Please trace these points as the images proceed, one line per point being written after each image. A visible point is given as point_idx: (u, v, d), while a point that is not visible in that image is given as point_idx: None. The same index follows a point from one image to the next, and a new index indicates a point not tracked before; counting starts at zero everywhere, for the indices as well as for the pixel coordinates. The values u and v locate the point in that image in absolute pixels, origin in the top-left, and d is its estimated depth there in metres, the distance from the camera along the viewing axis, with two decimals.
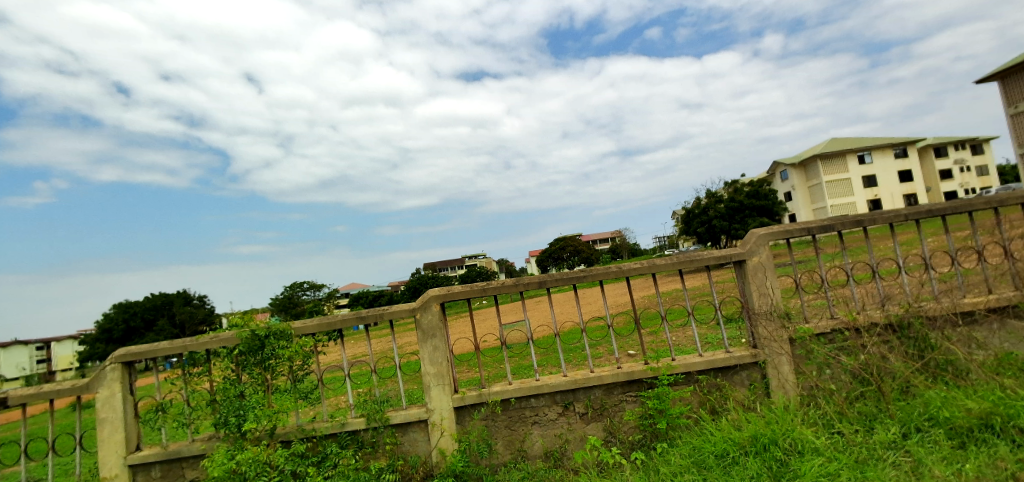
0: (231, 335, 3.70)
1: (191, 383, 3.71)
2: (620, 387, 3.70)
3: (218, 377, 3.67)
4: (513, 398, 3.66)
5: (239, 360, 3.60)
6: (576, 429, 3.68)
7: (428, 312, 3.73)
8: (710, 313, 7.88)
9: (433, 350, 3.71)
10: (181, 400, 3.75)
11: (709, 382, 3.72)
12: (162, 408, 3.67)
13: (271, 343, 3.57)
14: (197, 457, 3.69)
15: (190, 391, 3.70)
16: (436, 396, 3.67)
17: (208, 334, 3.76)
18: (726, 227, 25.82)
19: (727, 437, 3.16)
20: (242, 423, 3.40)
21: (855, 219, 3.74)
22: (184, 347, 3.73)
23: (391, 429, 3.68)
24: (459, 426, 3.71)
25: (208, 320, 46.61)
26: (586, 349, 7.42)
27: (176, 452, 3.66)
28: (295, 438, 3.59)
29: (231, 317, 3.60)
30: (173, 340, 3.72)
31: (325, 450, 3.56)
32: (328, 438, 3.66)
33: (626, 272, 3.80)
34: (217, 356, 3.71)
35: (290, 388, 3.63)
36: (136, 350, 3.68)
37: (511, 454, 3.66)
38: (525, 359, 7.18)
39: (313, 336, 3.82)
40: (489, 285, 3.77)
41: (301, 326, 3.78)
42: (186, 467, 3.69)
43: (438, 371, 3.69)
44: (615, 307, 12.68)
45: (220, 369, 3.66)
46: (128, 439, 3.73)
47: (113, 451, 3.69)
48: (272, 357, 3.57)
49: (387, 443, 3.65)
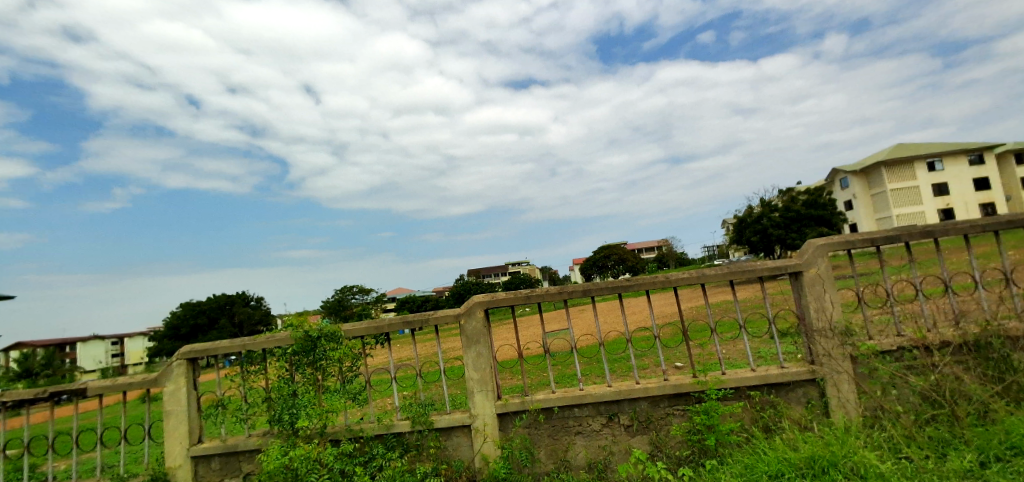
0: (285, 335, 3.87)
1: (249, 380, 3.91)
2: (667, 400, 3.61)
3: (274, 376, 3.84)
4: (556, 407, 3.63)
5: (292, 360, 3.76)
6: (621, 441, 3.61)
7: (472, 319, 3.77)
8: (762, 327, 7.60)
9: (476, 356, 3.74)
10: (239, 397, 3.95)
11: (762, 398, 3.57)
12: (222, 404, 3.89)
13: (322, 345, 3.72)
14: (253, 452, 3.85)
15: (247, 388, 3.89)
16: (480, 402, 3.70)
17: (265, 334, 3.96)
18: (781, 237, 24.66)
19: (782, 457, 3.02)
20: (295, 420, 3.55)
21: (924, 230, 3.50)
22: (242, 346, 3.91)
23: (434, 433, 3.72)
24: (502, 433, 3.71)
25: (265, 320, 48.87)
26: (631, 359, 7.30)
27: (234, 445, 3.85)
28: (345, 438, 3.71)
29: (288, 317, 3.80)
30: (233, 339, 3.91)
31: (372, 451, 3.65)
32: (375, 439, 3.75)
33: (673, 282, 3.70)
34: (273, 355, 3.90)
35: (340, 388, 3.76)
36: (200, 347, 3.92)
37: (554, 464, 3.62)
38: (569, 368, 7.13)
39: (361, 338, 3.95)
40: (533, 292, 3.71)
41: (350, 328, 3.92)
42: (243, 461, 3.87)
43: (481, 377, 3.71)
44: (662, 318, 12.39)
45: (275, 368, 3.83)
46: (190, 432, 3.94)
47: (178, 442, 3.92)
48: (323, 358, 3.73)
49: (431, 446, 3.70)
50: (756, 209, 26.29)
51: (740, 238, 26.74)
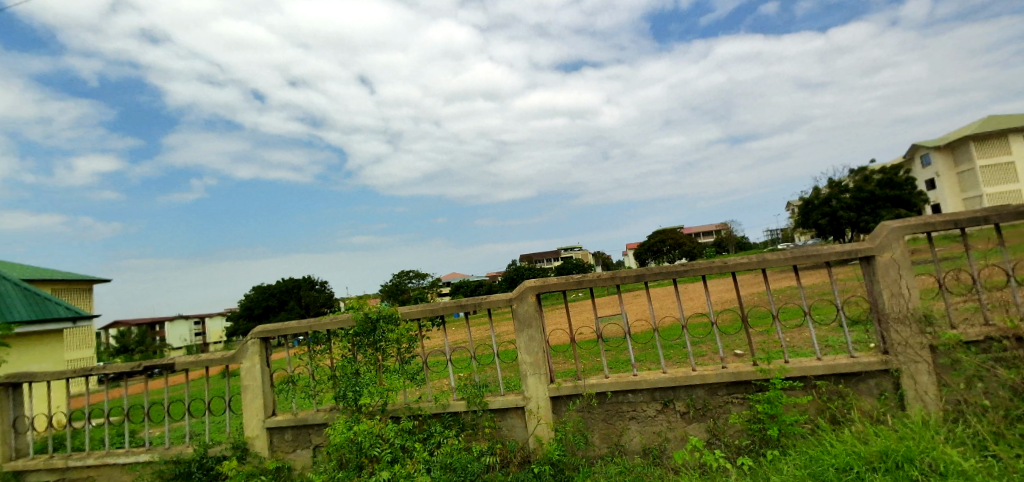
0: (347, 317, 4.08)
1: (316, 358, 4.15)
2: (726, 387, 3.51)
3: (338, 356, 4.06)
4: (610, 391, 3.62)
5: (354, 341, 3.95)
6: (677, 428, 3.56)
7: (524, 303, 3.80)
8: (830, 314, 7.21)
9: (529, 340, 3.78)
10: (307, 374, 4.19)
11: (829, 388, 3.41)
12: (293, 380, 4.16)
13: (381, 326, 3.88)
14: (321, 425, 4.11)
15: (315, 366, 4.13)
16: (533, 385, 3.75)
17: (330, 315, 4.20)
18: (853, 220, 23.12)
19: (850, 450, 2.88)
20: (358, 397, 3.75)
21: (1017, 211, 3.19)
22: (309, 327, 4.18)
23: (489, 414, 3.82)
24: (556, 415, 3.75)
25: (329, 304, 51.36)
26: (687, 346, 7.14)
27: (304, 419, 4.11)
28: (404, 415, 3.87)
29: (349, 299, 3.99)
30: (301, 320, 4.18)
31: (430, 429, 3.80)
32: (432, 418, 3.90)
33: (731, 267, 3.58)
34: (336, 336, 4.12)
35: (399, 368, 3.93)
36: (271, 327, 4.19)
37: (608, 448, 3.63)
38: (623, 353, 7.07)
39: (418, 320, 4.09)
40: (585, 277, 3.70)
41: (407, 311, 4.06)
42: (313, 433, 4.13)
43: (534, 360, 3.76)
44: (721, 304, 12.00)
45: (339, 348, 4.04)
46: (265, 406, 4.24)
47: (254, 414, 4.23)
48: (382, 339, 3.90)
49: (486, 426, 3.80)
50: (824, 190, 24.78)
51: (806, 221, 25.32)
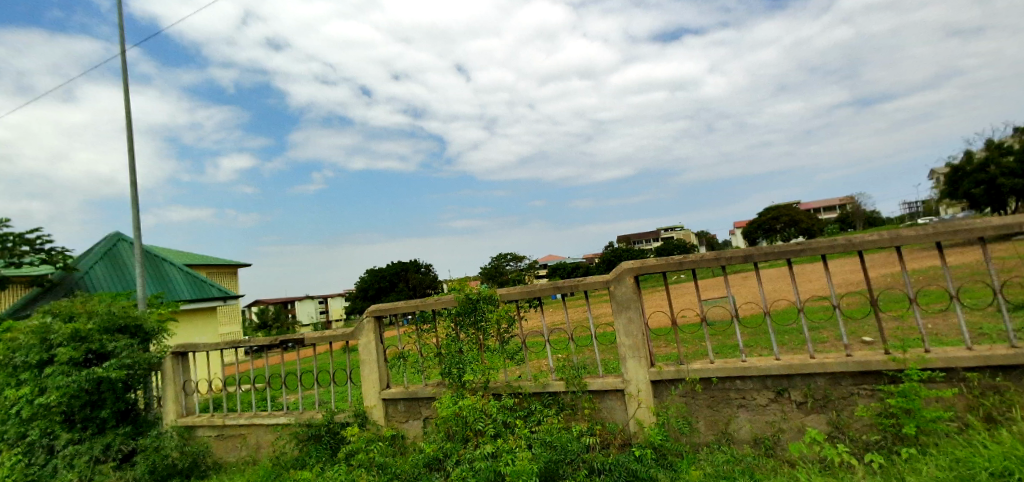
0: (449, 298, 4.27)
1: (423, 336, 4.44)
2: (851, 377, 3.19)
3: (443, 334, 4.30)
4: (715, 377, 3.46)
5: (457, 321, 4.16)
6: (792, 419, 3.31)
7: (622, 285, 3.73)
8: (986, 298, 6.22)
9: (627, 322, 3.72)
10: (416, 351, 4.53)
11: (983, 383, 2.95)
12: (404, 356, 4.49)
13: (482, 307, 4.05)
14: (430, 399, 4.39)
15: (422, 344, 4.42)
16: (632, 368, 3.69)
17: (434, 296, 4.39)
18: (1018, 187, 19.60)
19: (1010, 454, 2.49)
20: (463, 374, 3.96)
21: None
22: (416, 307, 4.41)
23: (589, 395, 3.83)
24: (657, 400, 3.67)
25: (433, 285, 54.27)
26: (805, 332, 6.58)
27: (415, 392, 4.42)
28: (505, 393, 4.01)
29: (451, 281, 4.21)
30: (408, 300, 4.43)
31: (530, 407, 3.90)
32: (533, 396, 4.00)
33: (857, 246, 3.22)
34: (441, 315, 4.35)
35: (499, 347, 4.08)
36: (384, 306, 4.54)
37: (714, 435, 3.49)
38: (731, 339, 6.68)
39: (516, 302, 4.17)
40: (687, 258, 3.54)
41: (506, 292, 4.15)
42: (423, 406, 4.43)
43: (633, 343, 3.69)
44: (846, 286, 10.85)
45: (443, 327, 4.29)
46: (380, 379, 4.61)
47: (372, 386, 4.63)
48: (483, 319, 4.06)
49: (585, 407, 3.82)
50: (980, 154, 21.22)
51: (955, 191, 21.91)
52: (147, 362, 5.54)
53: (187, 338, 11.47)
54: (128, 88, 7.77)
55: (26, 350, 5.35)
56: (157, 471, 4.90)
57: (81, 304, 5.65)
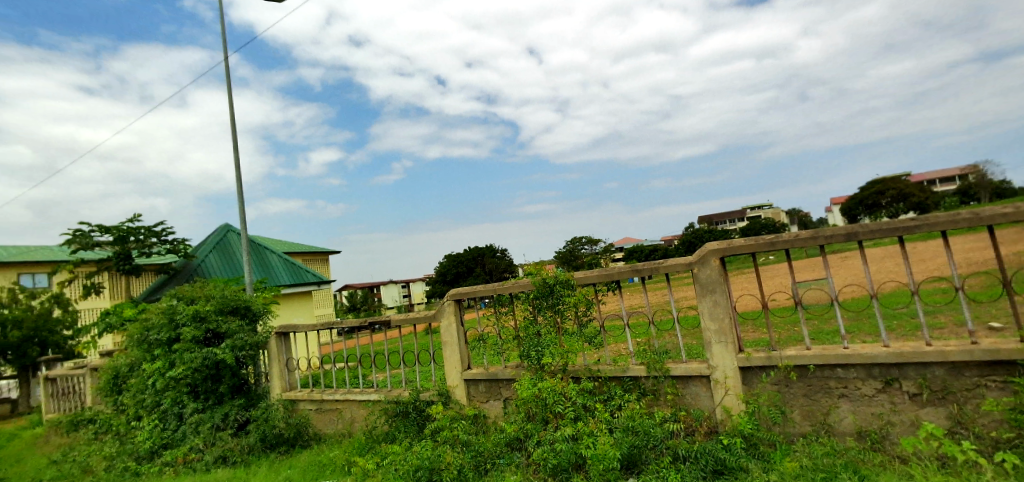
0: (526, 282, 4.30)
1: (501, 319, 4.53)
2: (976, 367, 2.84)
3: (520, 317, 4.36)
4: (812, 365, 3.22)
5: (535, 304, 4.20)
6: (904, 411, 3.01)
7: (706, 267, 3.57)
8: None
9: (712, 305, 3.55)
10: (495, 333, 4.63)
11: None
12: (484, 339, 4.61)
13: (559, 291, 4.06)
14: (509, 380, 4.47)
15: (501, 327, 4.52)
16: (718, 354, 3.52)
17: (511, 280, 4.44)
18: None
19: None
20: (541, 356, 3.99)
21: None
22: (494, 290, 4.50)
23: (671, 380, 3.72)
24: (747, 387, 3.48)
25: (510, 270, 55.06)
26: (918, 316, 5.94)
27: (495, 374, 4.52)
28: (584, 376, 3.98)
29: (528, 266, 4.28)
30: (487, 284, 4.52)
31: (610, 391, 3.86)
32: (612, 381, 3.95)
33: (986, 220, 2.84)
34: (518, 299, 4.39)
35: (577, 331, 4.07)
36: (463, 290, 4.66)
37: (811, 426, 3.26)
38: (829, 324, 6.18)
39: (593, 285, 4.11)
40: (779, 238, 3.31)
41: (583, 276, 4.10)
42: (503, 387, 4.53)
43: (719, 327, 3.52)
44: None
45: (521, 310, 4.34)
46: (461, 360, 4.76)
47: (454, 367, 4.79)
48: (560, 302, 4.08)
49: (668, 392, 3.71)
50: None
51: None
52: (255, 343, 6.10)
53: (288, 320, 12.51)
54: (230, 92, 8.50)
55: (158, 329, 6.09)
56: (267, 440, 5.45)
57: (200, 289, 6.33)
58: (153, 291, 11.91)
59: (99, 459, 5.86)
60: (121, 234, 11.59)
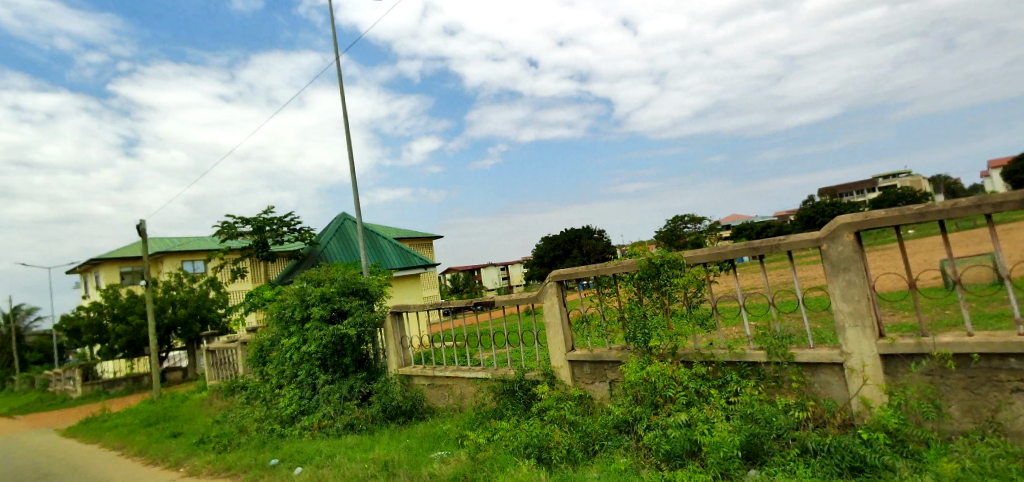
0: (630, 262, 4.17)
1: (605, 300, 4.48)
2: None
3: (625, 298, 4.27)
4: (977, 354, 2.75)
5: (640, 285, 4.07)
6: None
7: (838, 244, 3.21)
8: None
9: (846, 285, 3.20)
10: (598, 314, 4.58)
11: None
12: (587, 319, 4.59)
13: (666, 271, 3.88)
14: (615, 362, 4.40)
15: (605, 308, 4.47)
16: (853, 339, 3.17)
17: (614, 261, 4.32)
18: None
19: None
20: (649, 339, 3.86)
21: None
22: (596, 272, 4.41)
23: (797, 367, 3.42)
24: (890, 377, 3.10)
25: (608, 251, 54.11)
26: None
27: (599, 355, 4.47)
28: (696, 361, 3.81)
29: (632, 246, 4.20)
30: (588, 265, 4.44)
31: (725, 376, 3.65)
32: (728, 366, 3.72)
33: None
34: (622, 279, 4.27)
35: (687, 313, 3.89)
36: (565, 271, 4.65)
37: (975, 424, 2.83)
38: (994, 306, 5.30)
39: (704, 265, 3.88)
40: (930, 208, 2.84)
41: (692, 256, 3.89)
42: (608, 369, 4.47)
43: (854, 310, 3.16)
44: None
45: (625, 291, 4.25)
46: (565, 340, 4.77)
47: (558, 347, 4.82)
48: (667, 283, 3.90)
49: (793, 380, 3.42)
50: None
51: None
52: (373, 321, 6.60)
53: (400, 301, 13.40)
54: None
55: (292, 308, 6.81)
56: (387, 411, 5.92)
57: (325, 272, 6.95)
58: (287, 275, 13.37)
59: (251, 421, 6.75)
60: (258, 224, 13.07)
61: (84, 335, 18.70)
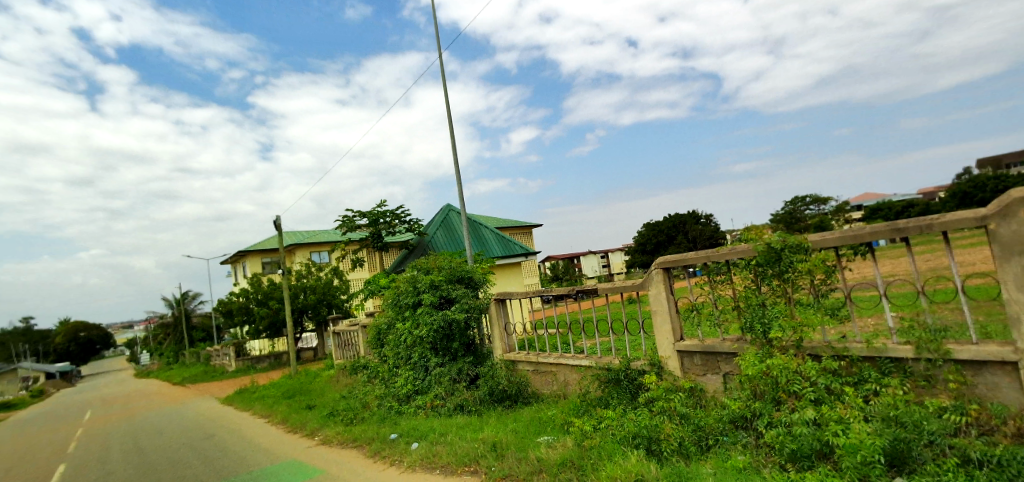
0: (746, 247, 3.86)
1: (717, 288, 4.23)
2: None
3: (740, 286, 4.01)
4: None
5: (758, 272, 3.79)
6: None
7: (1012, 221, 2.70)
8: None
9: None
10: (710, 303, 4.33)
11: None
12: (697, 308, 4.36)
13: (787, 256, 3.55)
14: (729, 354, 4.12)
15: (717, 296, 4.22)
16: None
17: (728, 246, 4.01)
18: None
19: None
20: (769, 330, 3.57)
21: None
22: (707, 258, 4.11)
23: (954, 365, 2.97)
24: None
25: (717, 236, 50.97)
26: None
27: (711, 346, 4.22)
28: (826, 354, 3.43)
29: (748, 231, 3.94)
30: (697, 251, 4.16)
31: (862, 373, 3.26)
32: (865, 361, 3.32)
33: None
34: (737, 266, 4.00)
35: (814, 303, 3.55)
36: (672, 257, 4.40)
37: None
38: None
39: (834, 250, 3.49)
40: None
41: (819, 239, 3.51)
42: (722, 361, 4.20)
43: None
44: None
45: (740, 278, 3.99)
46: (673, 329, 4.57)
47: (665, 336, 4.64)
48: (790, 269, 3.56)
49: (949, 379, 2.97)
50: None
51: None
52: (479, 307, 6.84)
53: (503, 288, 13.75)
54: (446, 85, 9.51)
55: (405, 294, 7.26)
56: (494, 394, 6.13)
57: (433, 261, 7.31)
58: (399, 264, 14.31)
59: (373, 398, 7.35)
60: (373, 217, 14.11)
61: (236, 317, 21.58)
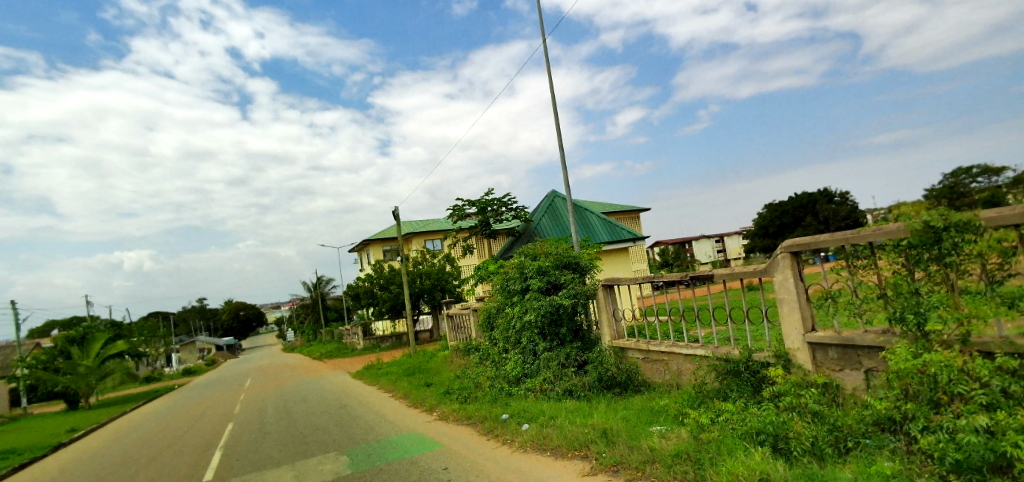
0: (898, 227, 3.33)
1: (858, 275, 3.74)
2: None
3: (888, 271, 3.49)
4: None
5: (911, 255, 3.29)
6: None
7: None
8: None
9: None
10: (849, 291, 3.85)
11: None
12: (832, 296, 3.90)
13: (950, 237, 3.01)
14: (873, 348, 3.62)
15: (858, 283, 3.74)
16: None
17: (871, 227, 3.57)
18: None
19: None
20: (924, 322, 3.11)
21: None
22: (845, 240, 3.72)
23: None
24: None
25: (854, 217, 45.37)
26: None
27: (850, 339, 3.76)
28: (1003, 352, 2.88)
29: (902, 207, 3.37)
30: (834, 232, 3.80)
31: None
32: None
33: None
34: (883, 249, 3.50)
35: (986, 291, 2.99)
36: (800, 241, 4.01)
37: None
38: None
39: (1017, 228, 2.86)
40: None
41: (995, 215, 2.89)
42: (863, 356, 3.71)
43: None
44: None
45: (888, 262, 3.47)
46: (804, 318, 4.16)
47: (794, 326, 4.24)
48: (953, 252, 3.03)
49: None
50: None
51: None
52: (586, 293, 6.78)
53: (611, 274, 13.51)
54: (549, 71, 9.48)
55: (513, 280, 7.43)
56: (603, 381, 6.06)
57: (540, 247, 7.39)
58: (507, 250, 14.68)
59: (485, 378, 7.66)
60: (482, 206, 14.58)
61: (363, 300, 23.67)
